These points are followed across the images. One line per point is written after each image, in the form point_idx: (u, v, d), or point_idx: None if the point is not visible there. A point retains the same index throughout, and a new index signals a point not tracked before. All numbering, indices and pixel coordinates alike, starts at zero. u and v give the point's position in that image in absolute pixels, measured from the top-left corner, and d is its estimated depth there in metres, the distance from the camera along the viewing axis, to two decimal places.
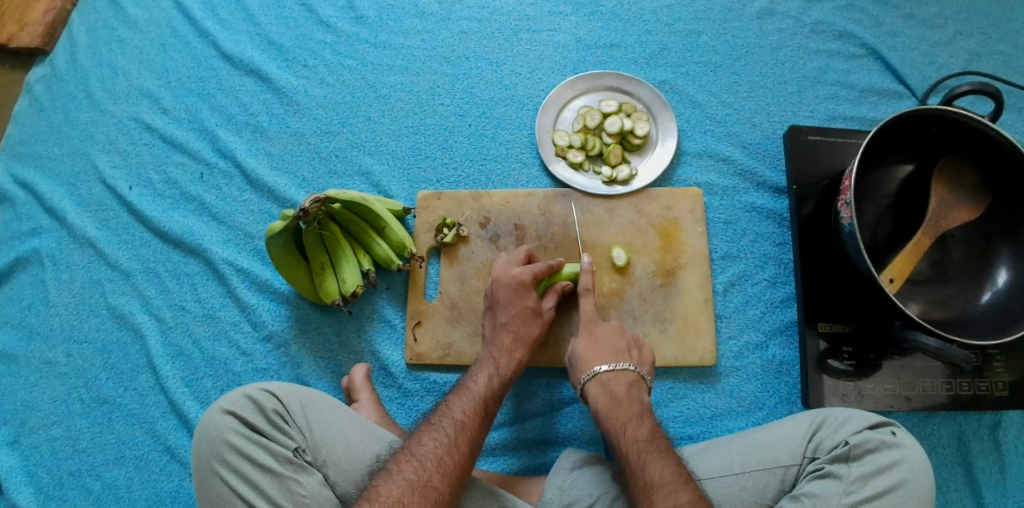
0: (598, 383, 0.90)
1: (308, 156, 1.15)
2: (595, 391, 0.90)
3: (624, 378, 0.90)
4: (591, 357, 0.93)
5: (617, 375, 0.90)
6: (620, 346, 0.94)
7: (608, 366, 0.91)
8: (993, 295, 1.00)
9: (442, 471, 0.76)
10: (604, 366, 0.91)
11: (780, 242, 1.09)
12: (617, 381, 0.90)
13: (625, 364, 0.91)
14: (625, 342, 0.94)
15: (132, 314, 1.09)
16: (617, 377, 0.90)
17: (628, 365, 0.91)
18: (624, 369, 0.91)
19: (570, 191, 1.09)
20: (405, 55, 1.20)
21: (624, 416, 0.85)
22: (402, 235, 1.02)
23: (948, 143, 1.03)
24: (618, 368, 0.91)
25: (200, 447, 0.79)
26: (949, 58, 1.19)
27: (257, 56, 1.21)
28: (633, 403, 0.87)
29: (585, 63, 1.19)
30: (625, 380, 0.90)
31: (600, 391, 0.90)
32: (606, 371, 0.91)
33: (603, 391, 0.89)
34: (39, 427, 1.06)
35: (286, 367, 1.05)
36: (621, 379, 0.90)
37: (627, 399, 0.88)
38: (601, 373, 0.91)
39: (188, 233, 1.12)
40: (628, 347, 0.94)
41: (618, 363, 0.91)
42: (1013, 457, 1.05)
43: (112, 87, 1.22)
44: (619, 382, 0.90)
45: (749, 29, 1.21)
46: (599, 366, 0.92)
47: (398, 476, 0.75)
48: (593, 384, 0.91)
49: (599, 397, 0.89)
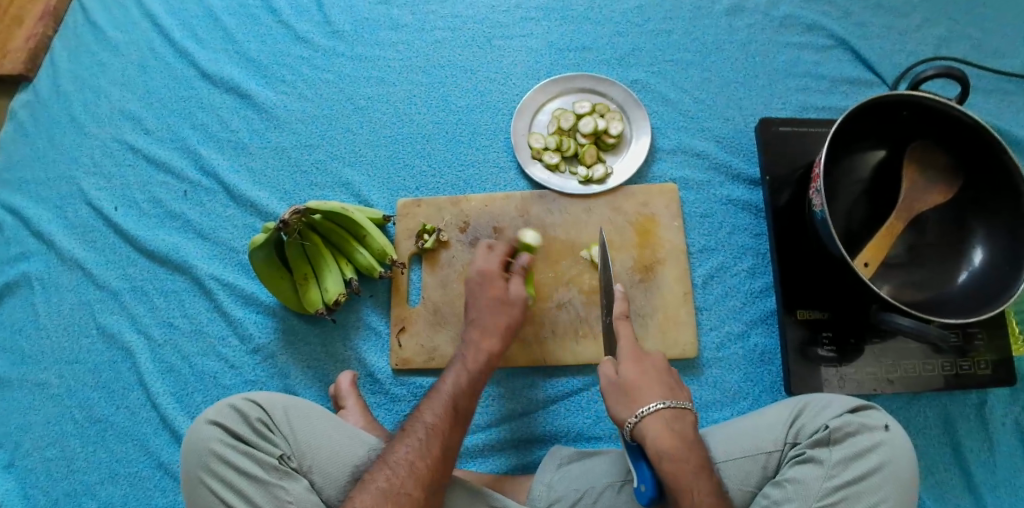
0: (660, 419, 0.80)
1: (289, 170, 1.17)
2: (656, 429, 0.79)
3: (685, 418, 0.81)
4: (644, 391, 0.83)
5: (677, 413, 0.81)
6: (669, 380, 0.86)
7: (669, 402, 0.81)
8: (969, 275, 1.00)
9: (414, 476, 0.78)
10: (662, 402, 0.81)
11: (757, 233, 1.10)
12: (680, 421, 0.80)
13: (685, 402, 0.83)
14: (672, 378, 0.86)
15: (121, 332, 1.11)
16: (678, 417, 0.81)
17: (687, 403, 0.83)
18: (685, 408, 0.82)
19: (547, 192, 1.10)
20: (381, 66, 1.22)
21: (693, 464, 0.77)
22: (383, 242, 1.03)
23: (917, 127, 1.04)
24: (678, 406, 0.82)
25: (187, 459, 0.80)
26: (917, 45, 1.21)
27: (236, 74, 1.24)
28: (696, 447, 0.79)
29: (558, 67, 1.21)
30: (686, 420, 0.81)
31: (663, 430, 0.79)
32: (667, 408, 0.81)
33: (668, 432, 0.79)
34: (33, 448, 1.07)
35: (275, 378, 1.07)
36: (682, 419, 0.81)
37: (693, 443, 0.79)
38: (662, 410, 0.80)
39: (174, 250, 1.14)
40: (677, 382, 0.86)
41: (677, 401, 0.82)
42: (1002, 436, 1.06)
43: (96, 111, 1.25)
44: (681, 421, 0.80)
45: (718, 25, 1.23)
46: (656, 402, 0.81)
47: (371, 485, 0.76)
48: (652, 421, 0.79)
49: (663, 436, 0.78)
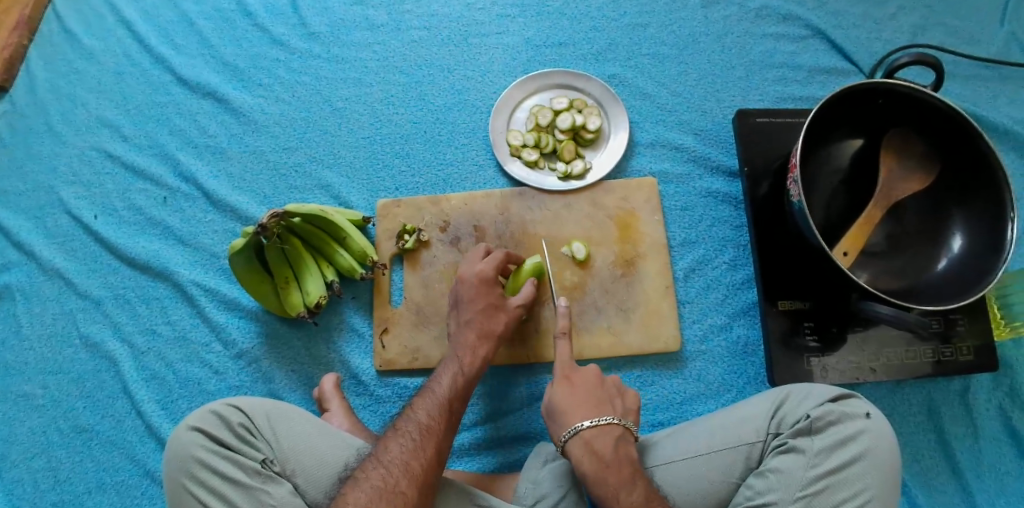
0: (581, 440, 0.84)
1: (268, 174, 1.17)
2: (577, 450, 0.84)
3: (609, 434, 0.84)
4: (571, 410, 0.87)
5: (600, 431, 0.84)
6: (600, 396, 0.89)
7: (590, 421, 0.85)
8: (949, 261, 1.01)
9: (409, 475, 0.78)
10: (585, 421, 0.85)
11: (737, 225, 1.10)
12: (603, 438, 0.84)
13: (609, 418, 0.86)
14: (604, 392, 0.90)
15: (105, 341, 1.11)
16: (602, 434, 0.84)
17: (612, 418, 0.86)
18: (610, 424, 0.85)
19: (526, 190, 1.10)
20: (358, 67, 1.22)
21: (616, 480, 0.80)
22: (362, 243, 1.03)
23: (894, 115, 1.04)
24: (602, 423, 0.85)
25: (169, 467, 0.80)
26: (893, 33, 1.21)
27: (213, 79, 1.23)
28: (621, 462, 0.82)
29: (536, 63, 1.21)
30: (612, 436, 0.84)
31: (584, 451, 0.83)
32: (588, 428, 0.84)
33: (588, 452, 0.83)
34: (19, 460, 1.07)
35: (259, 382, 1.07)
36: (607, 435, 0.84)
37: (616, 460, 0.82)
38: (584, 430, 0.84)
39: (155, 257, 1.13)
40: (608, 395, 0.90)
41: (601, 418, 0.85)
42: (985, 420, 1.06)
43: (74, 119, 1.24)
44: (604, 439, 0.84)
45: (694, 18, 1.23)
46: (581, 422, 0.85)
47: (366, 483, 0.76)
48: (575, 442, 0.84)
49: (584, 458, 0.83)
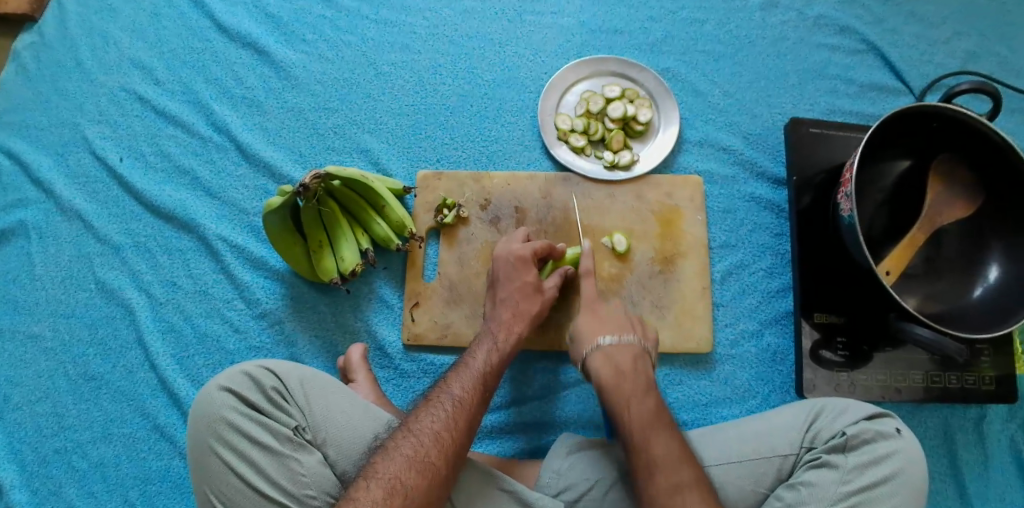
0: (603, 355, 0.88)
1: (305, 133, 1.13)
2: (597, 363, 0.87)
3: (629, 352, 0.88)
4: (594, 329, 0.91)
5: (621, 347, 0.88)
6: (625, 321, 0.93)
7: (611, 338, 0.89)
8: (984, 290, 1.02)
9: (440, 446, 0.76)
10: (606, 338, 0.89)
11: (778, 233, 1.09)
12: (622, 354, 0.87)
13: (630, 337, 0.89)
14: (629, 319, 0.93)
15: (122, 289, 1.07)
16: (622, 350, 0.88)
17: (632, 338, 0.89)
18: (629, 341, 0.89)
19: (571, 176, 1.08)
20: (407, 32, 1.18)
21: (630, 389, 0.83)
22: (402, 214, 1.01)
23: (945, 141, 1.04)
24: (622, 341, 0.89)
25: (198, 425, 0.78)
26: (946, 58, 1.21)
27: (255, 29, 1.19)
28: (638, 375, 0.85)
29: (589, 47, 1.18)
30: (631, 353, 0.88)
31: (604, 362, 0.87)
32: (609, 343, 0.88)
33: (608, 362, 0.87)
34: (23, 403, 1.04)
35: (281, 345, 1.04)
36: (626, 352, 0.88)
37: (631, 371, 0.86)
38: (606, 345, 0.88)
39: (182, 207, 1.10)
40: (632, 323, 0.93)
41: (620, 336, 0.89)
42: (997, 449, 1.08)
43: (103, 57, 1.19)
44: (624, 354, 0.87)
45: (752, 20, 1.21)
46: (602, 339, 0.89)
47: (395, 452, 0.75)
48: (596, 356, 0.88)
49: (603, 368, 0.86)
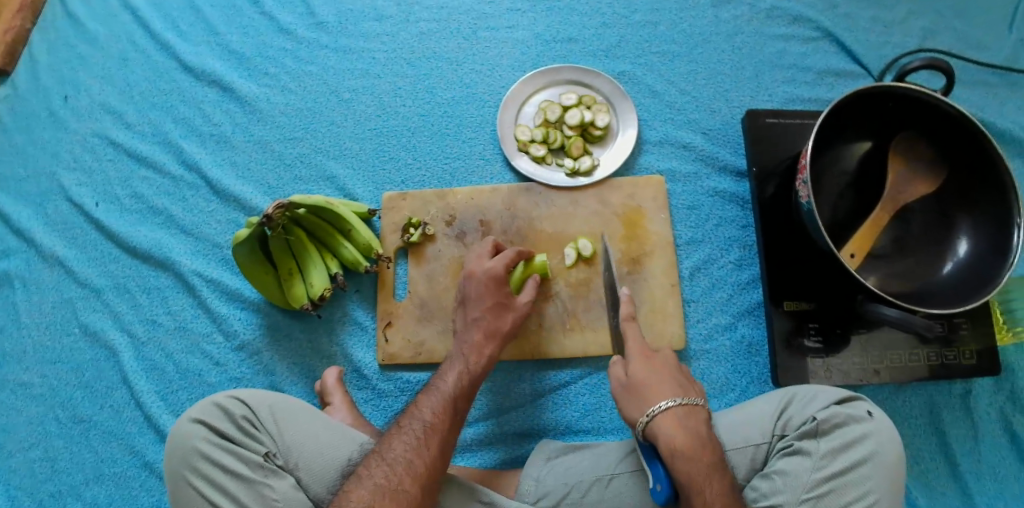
0: (672, 419, 0.80)
1: (273, 164, 1.16)
2: (670, 427, 0.79)
3: (699, 418, 0.81)
4: (654, 390, 0.83)
5: (690, 413, 0.81)
6: (678, 379, 0.86)
7: (678, 401, 0.81)
8: (955, 265, 1.01)
9: (412, 474, 0.77)
10: (673, 400, 0.81)
11: (744, 225, 1.10)
12: (695, 421, 0.80)
13: (697, 400, 0.82)
14: (685, 377, 0.87)
15: (104, 331, 1.10)
16: (690, 415, 0.80)
17: (699, 401, 0.82)
18: (698, 406, 0.82)
19: (534, 185, 1.10)
20: (366, 58, 1.21)
21: (708, 461, 0.76)
22: (368, 236, 1.03)
23: (904, 119, 1.04)
24: (689, 405, 0.81)
25: (171, 458, 0.79)
26: (902, 37, 1.21)
27: (219, 67, 1.22)
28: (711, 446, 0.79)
29: (545, 58, 1.20)
30: (699, 419, 0.81)
31: (676, 429, 0.79)
32: (677, 408, 0.81)
33: (683, 429, 0.79)
34: (16, 449, 1.06)
35: (260, 374, 1.06)
36: (695, 417, 0.81)
37: (707, 440, 0.79)
38: (674, 409, 0.80)
39: (157, 246, 1.12)
40: (687, 382, 0.86)
41: (687, 399, 0.82)
42: (986, 423, 1.07)
43: (76, 106, 1.23)
44: (694, 421, 0.80)
45: (704, 17, 1.22)
46: (665, 401, 0.81)
47: (368, 481, 0.76)
48: (664, 419, 0.79)
49: (678, 436, 0.78)
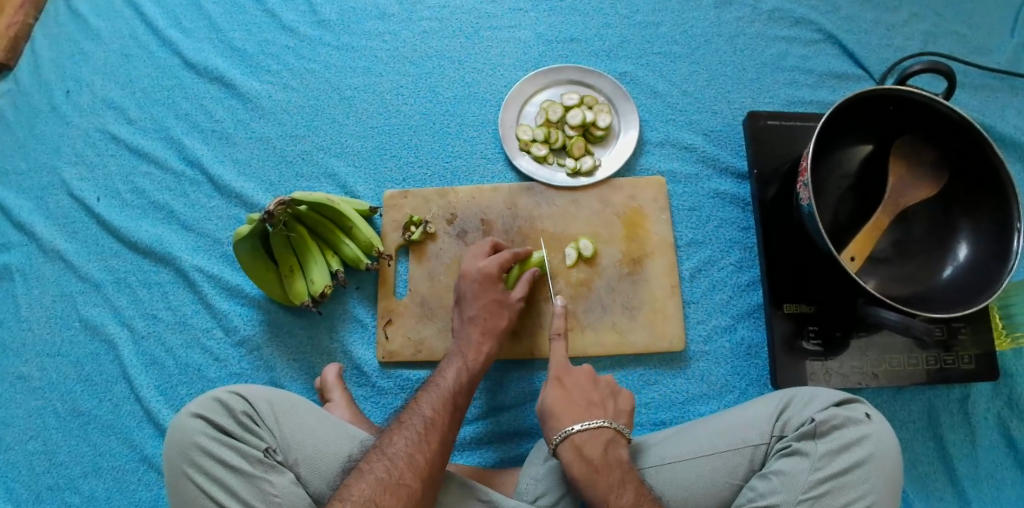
0: (572, 444, 0.84)
1: (274, 161, 1.16)
2: (568, 454, 0.84)
3: (600, 441, 0.84)
4: (564, 413, 0.87)
5: (591, 436, 0.85)
6: (594, 400, 0.89)
7: (581, 425, 0.85)
8: (954, 270, 1.01)
9: (413, 468, 0.77)
10: (577, 426, 0.85)
11: (744, 227, 1.10)
12: (593, 445, 0.84)
13: (600, 421, 0.86)
14: (597, 394, 0.90)
15: (104, 325, 1.10)
16: (593, 438, 0.85)
17: (603, 421, 0.86)
18: (601, 428, 0.85)
19: (535, 185, 1.10)
20: (368, 56, 1.21)
21: (604, 485, 0.80)
22: (369, 234, 1.03)
23: (906, 123, 1.04)
24: (593, 427, 0.85)
25: (170, 452, 0.79)
26: (904, 41, 1.21)
27: (221, 63, 1.22)
28: (611, 468, 0.82)
29: (547, 58, 1.20)
30: (603, 439, 0.85)
31: (574, 455, 0.84)
32: (579, 432, 0.85)
33: (578, 455, 0.84)
34: (15, 442, 1.06)
35: (260, 370, 1.06)
36: (597, 440, 0.84)
37: (604, 464, 0.82)
38: (574, 434, 0.85)
39: (158, 241, 1.13)
40: (602, 399, 0.90)
41: (593, 421, 0.86)
42: (984, 428, 1.07)
43: (78, 100, 1.23)
44: (594, 444, 0.84)
45: (707, 18, 1.22)
46: (574, 425, 0.86)
47: (369, 475, 0.76)
48: (566, 446, 0.85)
49: (574, 462, 0.83)
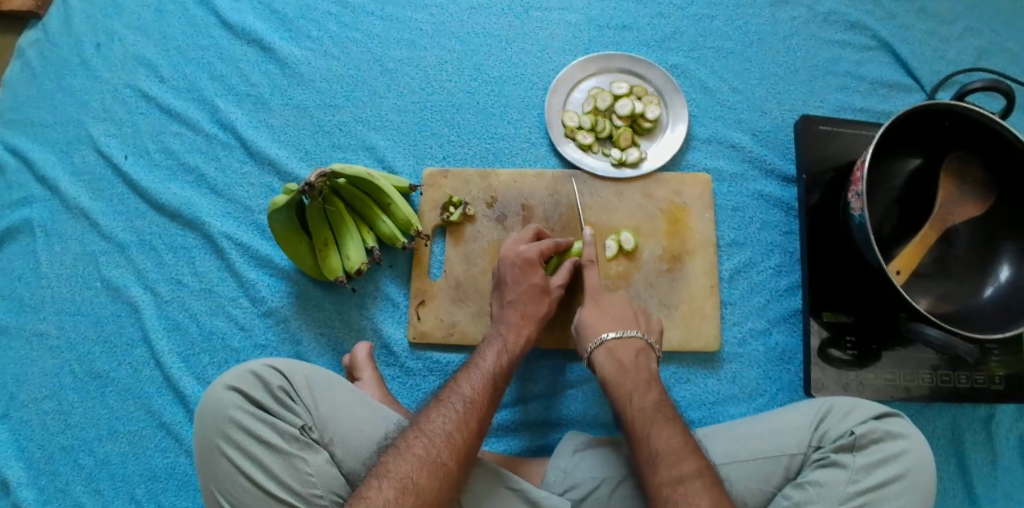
0: (606, 350, 0.90)
1: (311, 129, 1.13)
2: (602, 359, 0.90)
3: (632, 347, 0.90)
4: (597, 324, 0.93)
5: (623, 342, 0.90)
6: (628, 316, 0.95)
7: (615, 333, 0.91)
8: (995, 290, 0.99)
9: (451, 447, 0.75)
10: (609, 333, 0.91)
11: (787, 231, 1.08)
12: (625, 350, 0.90)
13: (632, 331, 0.92)
14: (631, 311, 0.96)
15: (127, 287, 1.07)
16: (625, 346, 0.90)
17: (635, 332, 0.92)
18: (633, 336, 0.91)
19: (578, 173, 1.08)
20: (413, 29, 1.17)
21: (631, 384, 0.86)
22: (407, 212, 1.00)
23: (957, 139, 1.01)
24: (625, 336, 0.91)
25: (202, 424, 0.77)
26: (958, 54, 1.19)
27: (260, 25, 1.18)
28: (640, 371, 0.88)
29: (596, 44, 1.17)
30: (634, 348, 0.90)
31: (607, 358, 0.90)
32: (612, 339, 0.90)
33: (611, 358, 0.89)
34: (29, 400, 1.03)
35: (286, 343, 1.04)
36: (629, 348, 0.90)
37: (634, 367, 0.88)
38: (608, 341, 0.91)
39: (186, 205, 1.09)
40: (636, 316, 0.95)
41: (625, 331, 0.92)
42: (1007, 449, 1.06)
43: (108, 54, 1.18)
44: (626, 350, 0.90)
45: (761, 16, 1.20)
46: (607, 333, 0.91)
47: (407, 452, 0.74)
48: (600, 352, 0.90)
49: (607, 363, 0.89)
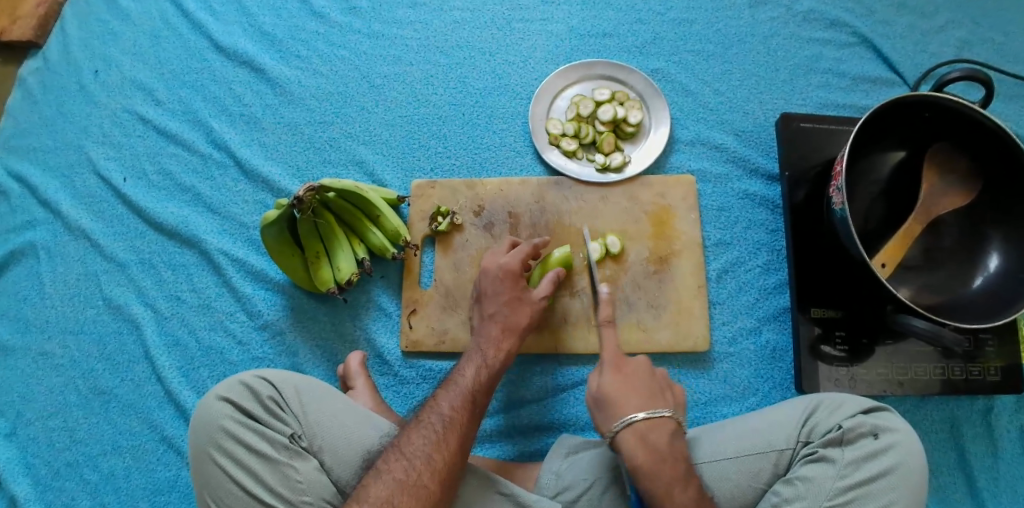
0: (635, 432, 0.80)
1: (302, 146, 1.16)
2: (631, 443, 0.80)
3: (664, 429, 0.81)
4: (623, 401, 0.83)
5: (654, 424, 0.81)
6: (653, 389, 0.85)
7: (643, 413, 0.81)
8: (984, 280, 0.98)
9: (432, 469, 0.76)
10: (638, 413, 0.81)
11: (773, 229, 1.09)
12: (657, 431, 0.80)
13: (663, 410, 0.82)
14: (657, 383, 0.86)
15: (128, 305, 1.10)
16: (655, 428, 0.81)
17: (665, 411, 0.82)
18: (663, 417, 0.82)
19: (563, 179, 1.09)
20: (399, 45, 1.21)
21: (668, 475, 0.77)
22: (396, 223, 1.02)
23: (939, 129, 1.01)
24: (655, 416, 0.81)
25: (196, 435, 0.79)
26: (940, 46, 1.19)
27: (251, 47, 1.22)
28: (676, 458, 0.79)
29: (578, 52, 1.19)
30: (665, 430, 0.81)
31: (638, 443, 0.80)
32: (641, 420, 0.81)
33: (643, 445, 0.79)
34: (35, 418, 1.06)
35: (282, 355, 1.06)
36: (660, 429, 0.81)
37: (671, 455, 0.79)
38: (638, 422, 0.81)
39: (184, 223, 1.12)
40: (660, 389, 0.86)
41: (654, 411, 0.82)
42: (1007, 441, 1.05)
43: (106, 80, 1.23)
44: (658, 432, 0.80)
45: (741, 17, 1.21)
46: (633, 413, 0.81)
47: (387, 476, 0.75)
48: (628, 435, 0.80)
49: (638, 451, 0.79)
